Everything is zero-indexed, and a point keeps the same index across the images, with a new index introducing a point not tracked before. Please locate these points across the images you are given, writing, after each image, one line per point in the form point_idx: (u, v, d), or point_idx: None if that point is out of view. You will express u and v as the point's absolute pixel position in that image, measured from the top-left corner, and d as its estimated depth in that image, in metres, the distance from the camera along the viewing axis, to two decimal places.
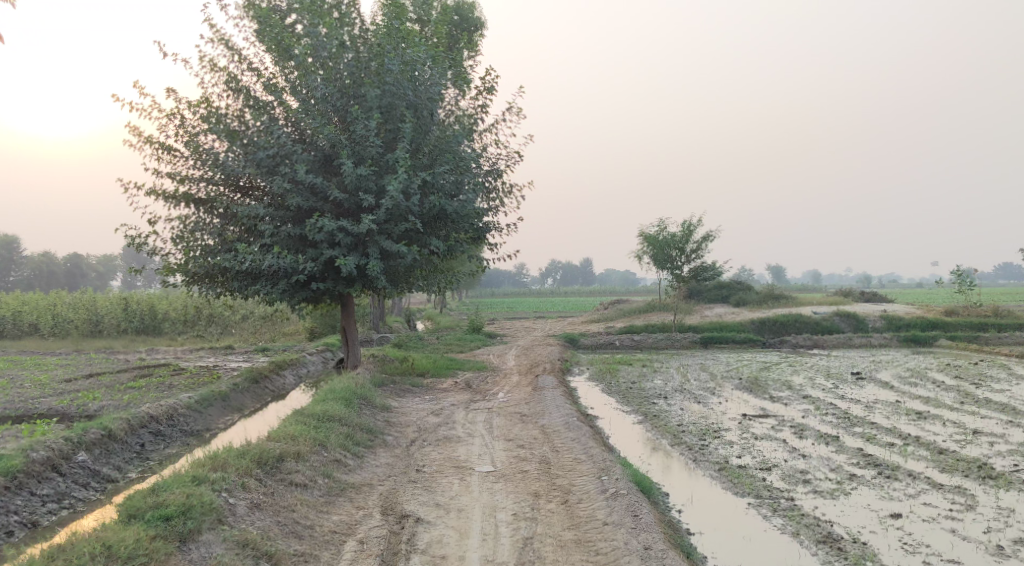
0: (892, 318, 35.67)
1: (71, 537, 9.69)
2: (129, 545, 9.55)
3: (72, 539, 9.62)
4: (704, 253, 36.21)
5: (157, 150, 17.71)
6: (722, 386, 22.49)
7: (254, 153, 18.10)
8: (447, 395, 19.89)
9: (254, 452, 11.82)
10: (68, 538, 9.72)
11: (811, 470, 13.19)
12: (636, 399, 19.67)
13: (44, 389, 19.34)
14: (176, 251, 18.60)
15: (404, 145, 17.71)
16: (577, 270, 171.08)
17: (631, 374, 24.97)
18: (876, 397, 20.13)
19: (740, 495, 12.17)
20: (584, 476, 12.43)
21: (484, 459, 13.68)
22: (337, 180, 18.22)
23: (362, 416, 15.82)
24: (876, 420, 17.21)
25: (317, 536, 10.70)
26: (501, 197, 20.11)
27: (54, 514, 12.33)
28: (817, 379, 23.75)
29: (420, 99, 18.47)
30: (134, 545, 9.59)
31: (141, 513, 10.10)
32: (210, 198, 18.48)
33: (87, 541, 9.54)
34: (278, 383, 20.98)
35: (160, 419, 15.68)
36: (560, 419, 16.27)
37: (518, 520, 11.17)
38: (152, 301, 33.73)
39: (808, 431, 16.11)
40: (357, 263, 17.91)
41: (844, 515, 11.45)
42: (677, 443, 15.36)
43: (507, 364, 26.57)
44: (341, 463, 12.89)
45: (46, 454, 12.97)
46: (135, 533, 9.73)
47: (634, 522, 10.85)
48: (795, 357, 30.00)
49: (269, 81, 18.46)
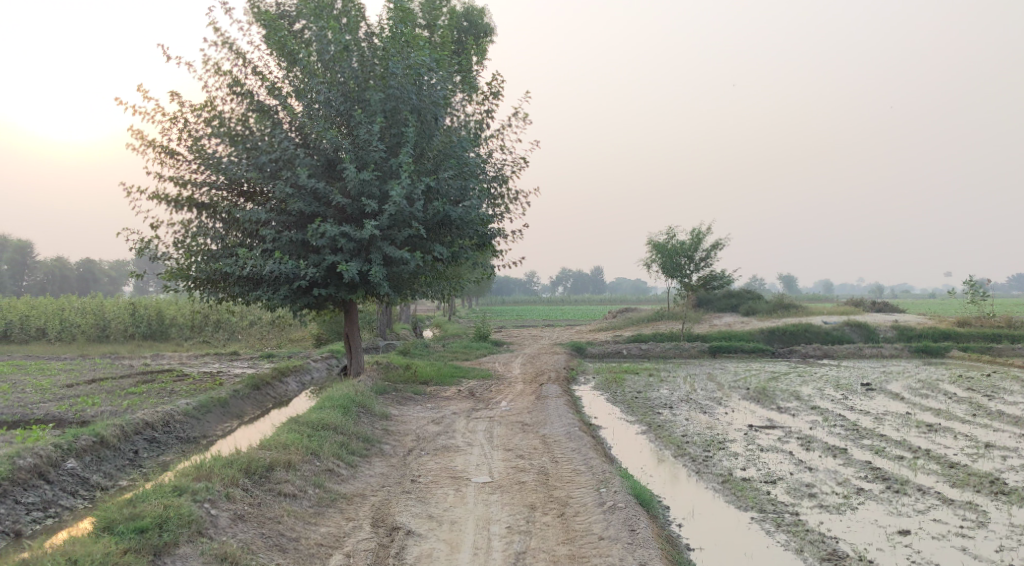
0: (903, 329, 35.19)
1: (43, 550, 9.41)
2: (97, 559, 9.24)
3: (39, 553, 9.32)
4: (713, 262, 35.78)
5: (160, 154, 17.48)
6: (730, 396, 22.10)
7: (256, 157, 17.84)
8: (449, 404, 19.53)
9: (242, 461, 11.54)
10: (40, 550, 9.44)
11: (817, 484, 12.81)
12: (641, 409, 19.31)
13: (44, 394, 19.14)
14: (178, 255, 18.35)
15: (407, 150, 17.40)
16: (588, 279, 170.91)
17: (638, 383, 24.61)
18: (887, 408, 19.71)
19: (744, 509, 11.79)
20: (583, 488, 12.09)
21: (482, 469, 13.33)
22: (339, 185, 17.93)
23: (360, 424, 15.52)
24: (887, 432, 16.82)
25: (302, 549, 10.37)
26: (506, 203, 19.80)
27: (38, 523, 12.06)
28: (827, 390, 23.32)
29: (424, 103, 18.16)
30: (103, 558, 9.28)
31: (116, 525, 9.81)
32: (213, 202, 18.21)
33: (54, 554, 9.23)
34: (280, 389, 20.68)
35: (155, 425, 15.40)
36: (562, 429, 15.94)
37: (511, 533, 10.82)
38: (160, 306, 33.53)
39: (815, 443, 15.72)
40: (359, 269, 17.60)
41: (849, 531, 11.06)
42: (682, 454, 14.98)
43: (512, 372, 26.24)
44: (334, 473, 12.58)
45: (32, 461, 12.72)
46: (106, 546, 9.43)
47: (631, 537, 10.49)
48: (805, 367, 29.58)
49: (273, 85, 18.22)
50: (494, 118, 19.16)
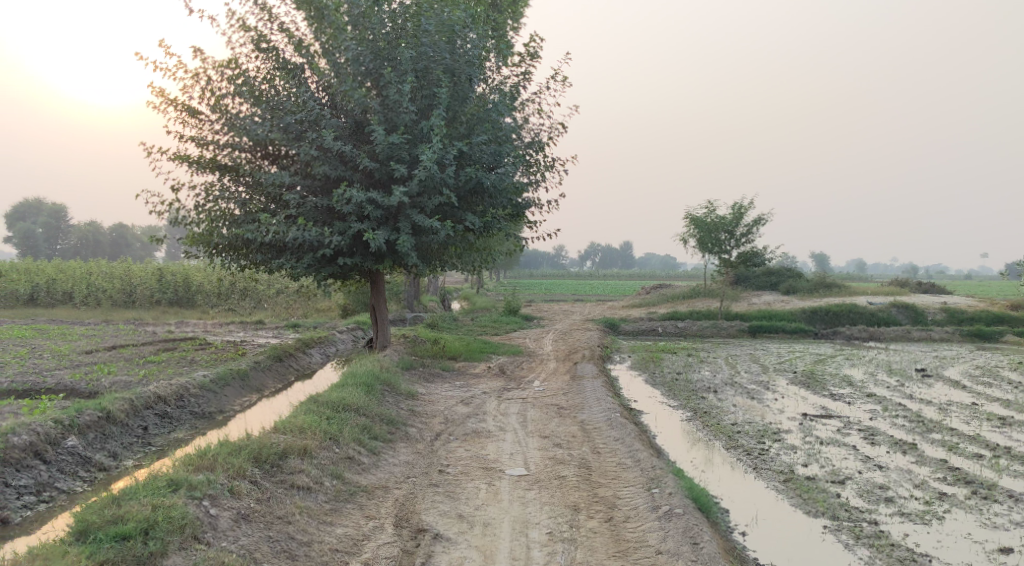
0: (953, 311, 33.37)
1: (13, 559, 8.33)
2: None
3: None
4: (754, 237, 34.07)
5: (182, 113, 16.30)
6: (776, 379, 20.61)
7: (281, 117, 16.52)
8: (479, 382, 18.29)
9: (251, 448, 10.38)
10: (10, 562, 8.33)
11: (892, 486, 11.38)
12: (684, 393, 17.96)
13: (60, 360, 18.14)
14: (199, 219, 17.17)
15: (440, 112, 16.00)
16: (617, 252, 168.71)
17: (676, 363, 23.26)
18: (949, 397, 18.18)
19: (814, 516, 10.45)
20: (631, 487, 10.85)
21: (516, 460, 12.05)
22: (367, 148, 16.61)
23: (384, 405, 14.29)
24: (956, 426, 15.30)
25: (313, 556, 9.20)
26: (543, 171, 18.28)
27: (29, 509, 11.00)
28: (880, 375, 21.76)
29: (458, 63, 16.72)
30: None
31: (94, 531, 8.68)
32: (235, 164, 16.94)
33: None
34: (304, 361, 19.58)
35: (168, 399, 14.29)
36: (602, 416, 14.59)
37: (553, 542, 9.58)
38: (186, 271, 32.53)
39: (880, 437, 14.26)
40: (387, 238, 16.32)
41: (942, 548, 9.73)
42: (734, 445, 13.60)
43: (544, 349, 24.88)
44: (354, 461, 11.36)
45: (28, 439, 11.64)
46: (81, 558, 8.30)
47: (694, 553, 9.27)
48: (852, 350, 28.01)
49: (300, 42, 16.91)
50: (532, 81, 17.60)
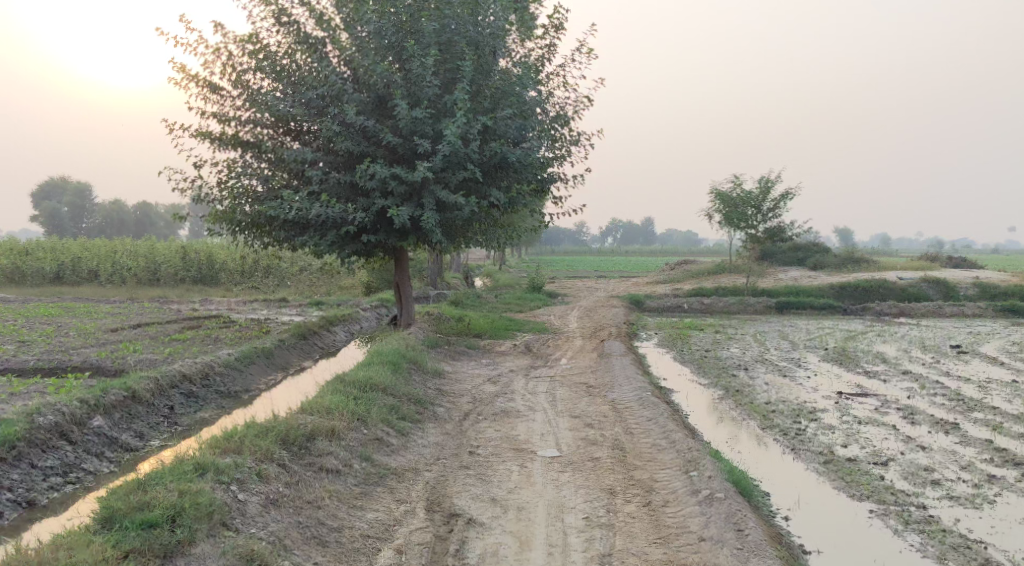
0: (986, 286, 32.71)
1: (38, 546, 8.12)
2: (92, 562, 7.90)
3: (32, 552, 7.99)
4: (782, 212, 33.48)
5: (203, 89, 16.01)
6: (808, 356, 20.17)
7: (303, 93, 16.20)
8: (505, 360, 18.00)
9: (278, 430, 10.13)
10: (36, 549, 8.14)
11: (938, 468, 10.99)
12: (715, 371, 17.58)
13: (86, 339, 18.01)
14: (221, 196, 16.91)
15: (464, 86, 15.59)
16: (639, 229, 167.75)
17: (704, 340, 22.86)
18: (987, 375, 17.70)
19: (859, 499, 10.10)
20: (667, 470, 10.53)
21: (547, 441, 11.76)
22: (390, 123, 16.27)
23: (411, 384, 14.02)
24: (998, 404, 14.84)
25: (344, 543, 8.97)
26: (568, 146, 17.87)
27: (56, 491, 10.83)
28: (914, 352, 21.25)
29: (482, 35, 16.31)
30: (99, 561, 7.95)
31: (120, 517, 8.46)
32: (257, 141, 16.65)
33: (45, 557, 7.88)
34: (328, 339, 19.37)
35: (193, 378, 14.10)
36: (632, 395, 14.25)
37: (591, 528, 9.30)
38: (210, 250, 32.37)
39: (920, 416, 13.85)
40: (411, 215, 16.00)
41: (997, 534, 9.37)
42: (769, 425, 13.24)
43: (570, 326, 24.53)
44: (383, 443, 11.11)
45: (54, 419, 11.46)
46: (107, 547, 8.09)
47: (739, 541, 8.93)
48: (883, 326, 27.49)
49: (321, 16, 16.54)
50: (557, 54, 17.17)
